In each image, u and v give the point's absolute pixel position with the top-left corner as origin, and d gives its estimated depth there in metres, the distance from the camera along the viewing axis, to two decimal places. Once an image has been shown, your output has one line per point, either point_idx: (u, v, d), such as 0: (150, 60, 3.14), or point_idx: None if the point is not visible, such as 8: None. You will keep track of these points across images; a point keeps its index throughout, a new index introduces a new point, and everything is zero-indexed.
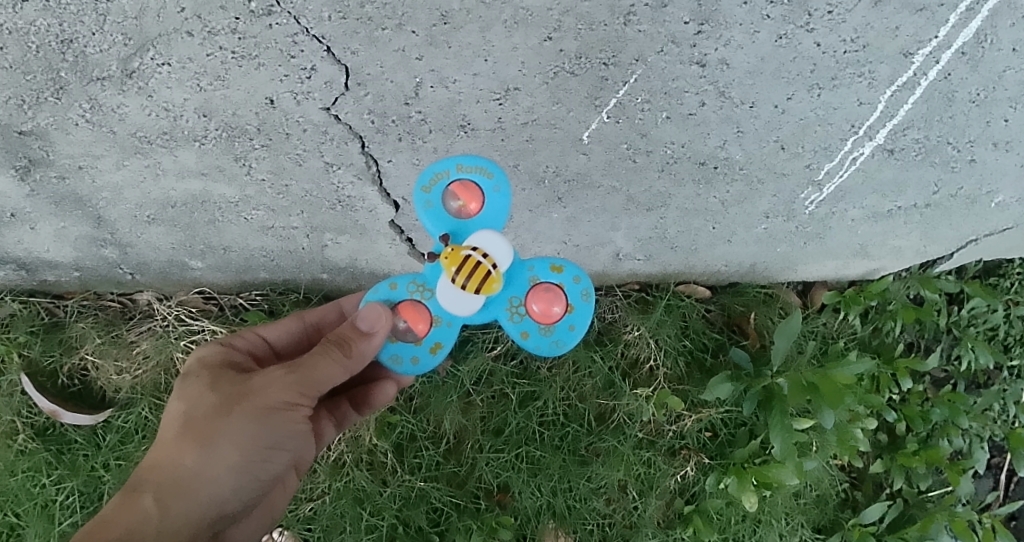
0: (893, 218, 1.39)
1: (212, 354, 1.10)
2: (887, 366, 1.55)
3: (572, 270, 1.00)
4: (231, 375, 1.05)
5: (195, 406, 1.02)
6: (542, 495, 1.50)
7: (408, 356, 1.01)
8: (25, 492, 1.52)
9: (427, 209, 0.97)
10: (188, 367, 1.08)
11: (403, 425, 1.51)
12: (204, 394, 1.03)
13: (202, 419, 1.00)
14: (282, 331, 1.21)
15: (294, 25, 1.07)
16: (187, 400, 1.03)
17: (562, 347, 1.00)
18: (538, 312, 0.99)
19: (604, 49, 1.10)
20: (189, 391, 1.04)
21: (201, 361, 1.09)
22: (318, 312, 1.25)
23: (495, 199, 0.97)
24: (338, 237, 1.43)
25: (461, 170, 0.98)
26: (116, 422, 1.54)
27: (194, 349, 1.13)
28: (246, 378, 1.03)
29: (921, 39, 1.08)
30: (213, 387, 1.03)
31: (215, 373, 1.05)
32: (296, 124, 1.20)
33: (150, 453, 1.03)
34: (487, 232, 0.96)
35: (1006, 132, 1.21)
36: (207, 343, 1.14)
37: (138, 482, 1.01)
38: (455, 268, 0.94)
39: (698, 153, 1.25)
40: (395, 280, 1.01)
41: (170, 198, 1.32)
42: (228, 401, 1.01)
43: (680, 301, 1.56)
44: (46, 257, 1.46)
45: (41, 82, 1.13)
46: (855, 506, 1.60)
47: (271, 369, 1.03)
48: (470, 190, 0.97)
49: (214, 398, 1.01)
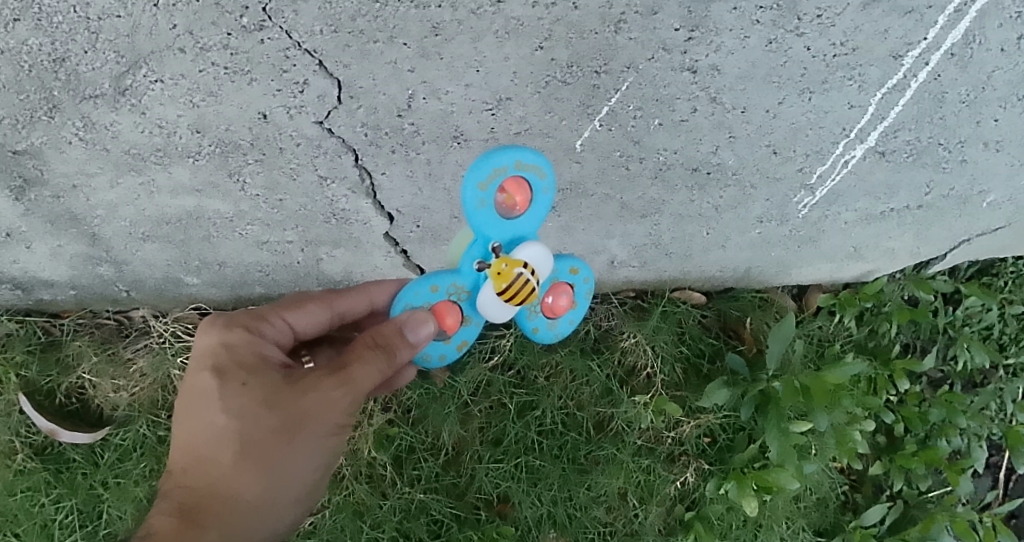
0: (885, 219, 1.40)
1: (249, 355, 1.02)
2: (883, 367, 1.55)
3: (584, 270, 1.04)
4: (277, 385, 0.99)
5: (249, 429, 0.97)
6: (542, 505, 1.50)
7: (436, 354, 1.01)
8: (25, 512, 1.51)
9: (480, 209, 0.88)
10: (224, 367, 1.00)
11: (402, 437, 1.51)
12: (256, 413, 0.97)
13: (260, 443, 0.97)
14: (311, 320, 1.15)
15: (287, 39, 1.06)
16: (235, 416, 0.98)
17: (558, 337, 1.07)
18: (551, 310, 1.02)
19: (596, 57, 1.10)
20: (236, 405, 0.98)
21: (238, 362, 1.01)
22: (349, 301, 1.18)
23: (539, 202, 0.92)
24: (333, 250, 1.44)
25: (521, 166, 0.89)
26: (114, 440, 1.53)
27: (221, 341, 1.03)
28: (297, 398, 0.98)
29: (910, 41, 1.08)
30: (264, 403, 0.98)
31: (262, 384, 0.99)
32: (289, 138, 1.20)
33: (195, 468, 0.99)
34: (536, 245, 0.93)
35: (996, 132, 1.22)
36: (236, 333, 1.04)
37: (190, 503, 0.98)
38: (506, 286, 0.91)
39: (690, 159, 1.26)
40: (436, 281, 0.95)
41: (165, 214, 1.32)
42: (287, 425, 0.97)
43: (676, 308, 1.56)
44: (42, 275, 1.45)
45: (34, 101, 1.12)
46: (855, 508, 1.61)
47: (323, 386, 0.98)
48: (522, 191, 0.89)
49: (271, 423, 0.97)
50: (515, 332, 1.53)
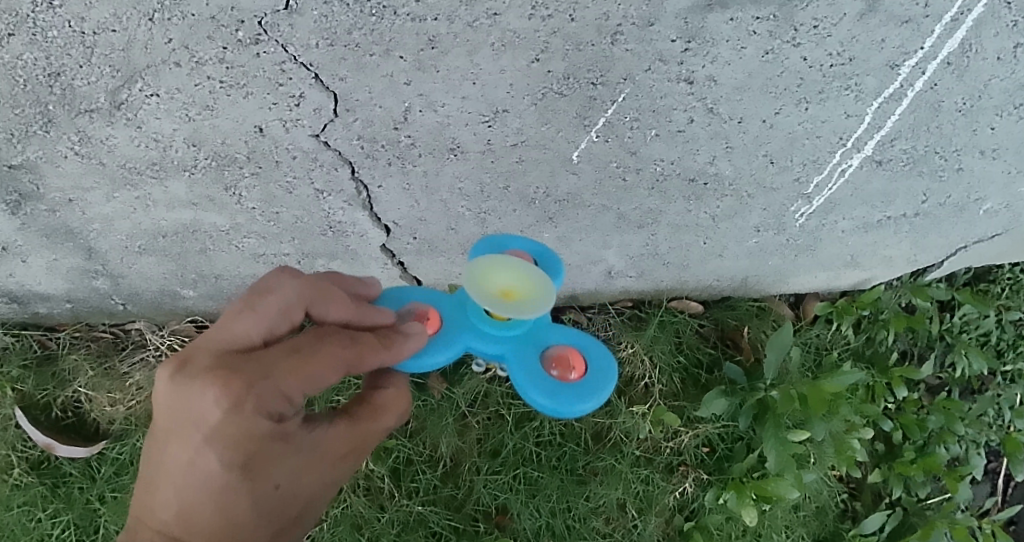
0: (882, 228, 1.40)
1: (276, 448, 0.77)
2: (881, 375, 1.55)
3: None
4: (310, 469, 0.82)
5: (274, 524, 0.81)
6: (541, 516, 1.48)
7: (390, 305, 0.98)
8: (21, 527, 1.49)
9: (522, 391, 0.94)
10: (253, 464, 0.76)
11: (400, 450, 1.51)
12: (284, 507, 0.81)
13: (283, 531, 0.83)
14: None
15: (282, 53, 1.05)
16: (265, 514, 0.79)
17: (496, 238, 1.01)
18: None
19: (592, 69, 1.09)
20: (266, 504, 0.78)
21: (268, 457, 0.77)
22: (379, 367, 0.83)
23: None
24: (331, 262, 1.45)
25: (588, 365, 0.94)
26: (111, 454, 1.52)
27: (244, 433, 0.74)
28: (325, 482, 0.85)
29: (907, 50, 1.07)
30: (293, 496, 0.81)
31: (293, 476, 0.80)
32: (285, 151, 1.20)
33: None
34: None
35: (993, 140, 1.22)
36: (261, 424, 0.75)
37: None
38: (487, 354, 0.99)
39: (687, 169, 1.27)
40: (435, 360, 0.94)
41: (161, 228, 1.32)
42: (308, 507, 0.85)
43: (673, 317, 1.57)
44: (39, 289, 1.45)
45: (30, 116, 1.12)
46: (854, 517, 1.60)
47: (350, 458, 0.86)
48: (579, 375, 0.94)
49: (295, 511, 0.83)
50: None
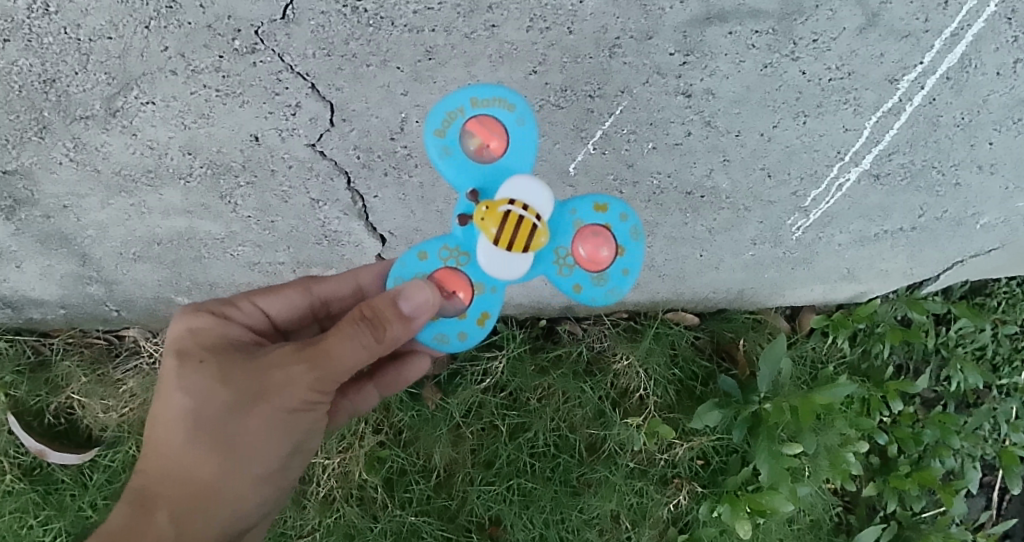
0: (880, 241, 1.39)
1: (209, 333, 1.00)
2: (876, 388, 1.54)
3: (618, 206, 0.85)
4: (236, 359, 0.96)
5: (203, 405, 0.93)
6: (534, 527, 1.48)
7: (453, 332, 0.87)
8: (13, 532, 1.49)
9: (446, 157, 0.83)
10: (183, 350, 0.97)
11: (393, 460, 1.50)
12: (212, 389, 0.93)
13: (218, 423, 0.93)
14: (285, 305, 1.09)
15: (278, 62, 1.08)
16: (194, 393, 0.93)
17: (618, 295, 0.85)
18: (589, 261, 0.84)
19: (590, 82, 1.12)
20: (191, 387, 0.94)
21: (201, 345, 0.98)
22: (329, 286, 1.12)
23: (518, 134, 0.83)
24: (325, 271, 1.39)
25: (477, 104, 0.83)
26: (103, 461, 1.51)
27: (184, 323, 1.00)
28: (260, 372, 0.93)
29: (906, 64, 1.11)
30: (219, 378, 0.94)
31: (220, 364, 0.95)
32: (281, 160, 1.19)
33: (152, 454, 0.95)
34: (520, 178, 0.82)
35: (991, 155, 1.22)
36: (199, 315, 1.01)
37: (146, 491, 0.95)
38: (494, 227, 0.82)
39: (684, 183, 1.25)
40: (424, 248, 0.86)
41: (155, 235, 1.30)
42: (246, 396, 0.92)
43: (669, 329, 1.55)
44: (33, 295, 1.44)
45: (25, 122, 1.13)
46: (849, 530, 1.59)
47: (289, 363, 0.92)
48: (490, 133, 0.83)
49: (225, 396, 0.93)
50: (506, 354, 1.52)
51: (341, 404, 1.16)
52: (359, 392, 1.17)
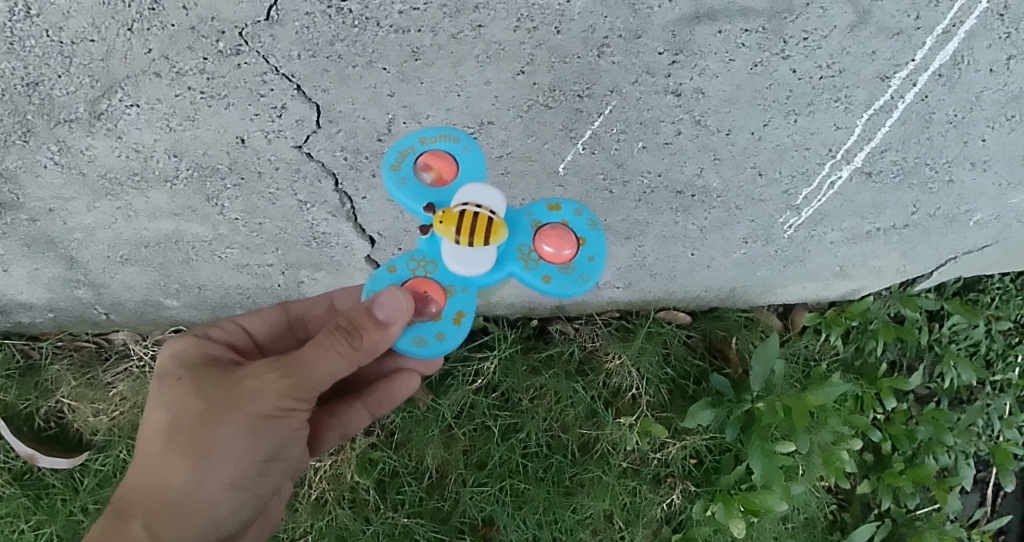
0: (872, 239, 1.38)
1: (189, 351, 1.04)
2: (870, 385, 1.54)
3: (571, 204, 0.87)
4: (214, 375, 0.98)
5: (181, 416, 0.95)
6: (527, 528, 1.47)
7: (432, 334, 0.83)
8: (3, 539, 1.48)
9: (404, 186, 0.85)
10: (166, 370, 1.02)
11: (385, 461, 1.50)
12: (190, 401, 0.96)
13: (190, 431, 0.94)
14: (264, 324, 1.16)
15: (264, 64, 1.06)
16: (173, 405, 0.96)
17: (589, 281, 0.83)
18: (552, 253, 0.83)
19: (578, 82, 1.11)
20: (170, 401, 0.97)
21: (182, 363, 1.02)
22: (304, 305, 1.19)
23: (469, 159, 0.87)
24: (314, 272, 1.39)
25: (426, 142, 0.88)
26: (94, 466, 1.50)
27: (169, 349, 1.06)
28: (233, 382, 0.94)
29: (898, 61, 1.09)
30: (196, 391, 0.96)
31: (197, 378, 0.98)
32: (268, 162, 1.18)
33: (136, 467, 0.97)
34: (473, 186, 0.84)
35: (984, 152, 1.21)
36: (183, 338, 1.07)
37: (125, 503, 0.95)
38: (454, 229, 0.81)
39: (675, 182, 1.25)
40: (392, 263, 0.86)
41: (143, 238, 1.29)
42: (218, 406, 0.93)
43: (660, 328, 1.55)
44: (20, 298, 1.42)
45: (8, 125, 1.11)
46: (843, 528, 1.59)
47: (263, 372, 0.92)
48: (441, 160, 0.86)
49: (201, 406, 0.94)
50: (498, 354, 1.53)
51: (328, 423, 1.16)
52: (347, 412, 1.17)
